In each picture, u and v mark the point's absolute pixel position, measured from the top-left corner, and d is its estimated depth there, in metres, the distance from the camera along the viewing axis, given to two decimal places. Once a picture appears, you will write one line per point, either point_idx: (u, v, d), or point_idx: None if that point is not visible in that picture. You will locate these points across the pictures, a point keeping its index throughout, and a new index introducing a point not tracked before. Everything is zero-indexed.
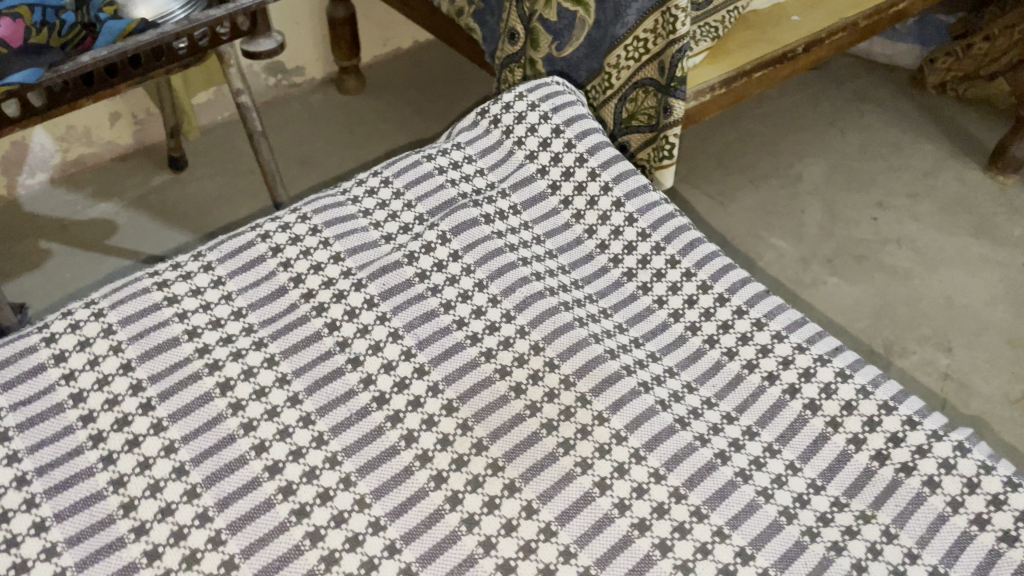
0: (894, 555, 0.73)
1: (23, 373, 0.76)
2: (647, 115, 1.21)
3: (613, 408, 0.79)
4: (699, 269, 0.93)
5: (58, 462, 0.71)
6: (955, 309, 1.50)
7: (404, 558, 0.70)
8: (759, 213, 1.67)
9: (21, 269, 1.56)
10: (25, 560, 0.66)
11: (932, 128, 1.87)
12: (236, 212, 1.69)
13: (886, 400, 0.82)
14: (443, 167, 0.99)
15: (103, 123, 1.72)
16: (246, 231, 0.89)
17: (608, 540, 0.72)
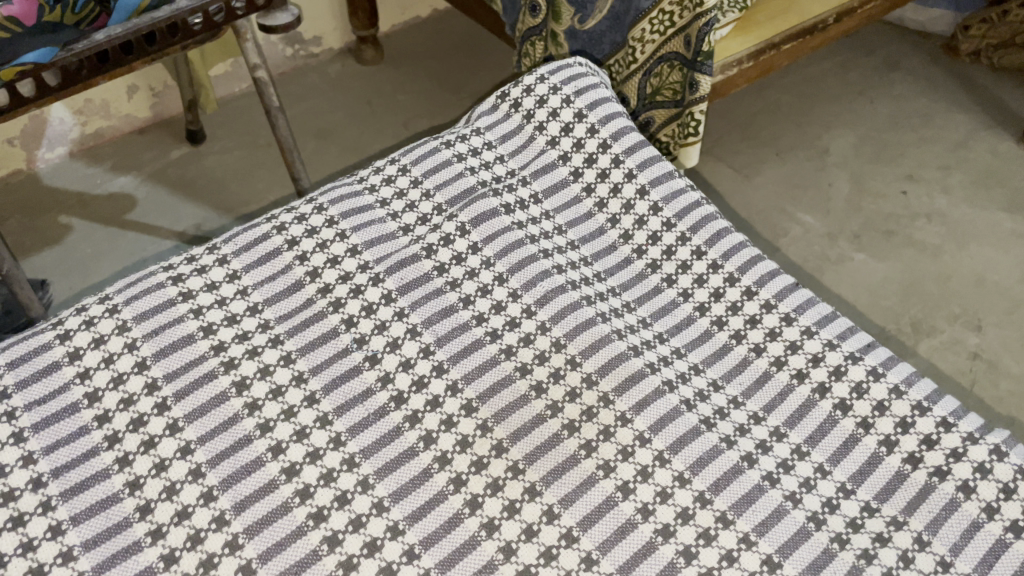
0: (926, 564, 0.70)
1: (37, 372, 0.75)
2: (673, 90, 1.16)
3: (637, 409, 0.78)
4: (726, 260, 0.91)
5: (74, 463, 0.70)
6: (987, 288, 1.45)
7: (423, 564, 0.69)
8: (785, 187, 1.63)
9: (41, 244, 1.55)
10: (42, 564, 0.66)
11: (966, 98, 1.81)
12: (253, 187, 1.67)
13: (919, 400, 0.79)
14: (462, 154, 0.96)
15: (120, 96, 1.71)
16: (262, 222, 0.87)
17: (630, 547, 0.70)
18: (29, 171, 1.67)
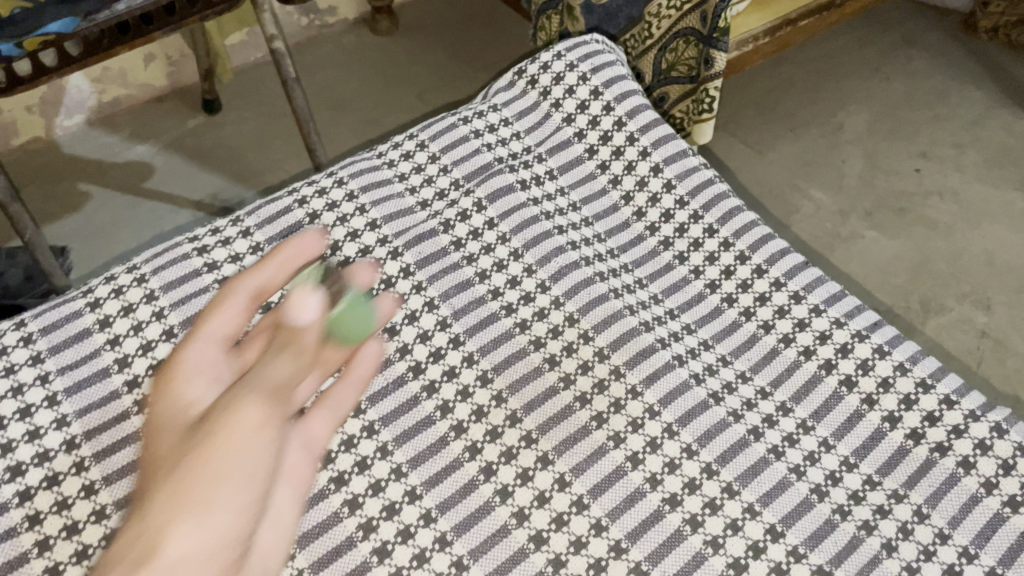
0: (925, 535, 0.72)
1: (68, 338, 0.77)
2: (688, 66, 1.18)
3: (648, 382, 0.80)
4: (738, 239, 0.92)
5: (105, 426, 0.73)
6: (997, 266, 1.46)
7: (440, 528, 0.71)
8: (798, 164, 1.64)
9: (61, 211, 1.58)
10: (77, 522, 0.69)
11: (982, 75, 1.80)
12: (269, 157, 1.69)
13: (923, 378, 0.81)
14: (479, 130, 0.98)
15: (137, 65, 1.72)
16: (283, 195, 0.90)
17: (639, 514, 0.73)
18: (48, 139, 1.69)
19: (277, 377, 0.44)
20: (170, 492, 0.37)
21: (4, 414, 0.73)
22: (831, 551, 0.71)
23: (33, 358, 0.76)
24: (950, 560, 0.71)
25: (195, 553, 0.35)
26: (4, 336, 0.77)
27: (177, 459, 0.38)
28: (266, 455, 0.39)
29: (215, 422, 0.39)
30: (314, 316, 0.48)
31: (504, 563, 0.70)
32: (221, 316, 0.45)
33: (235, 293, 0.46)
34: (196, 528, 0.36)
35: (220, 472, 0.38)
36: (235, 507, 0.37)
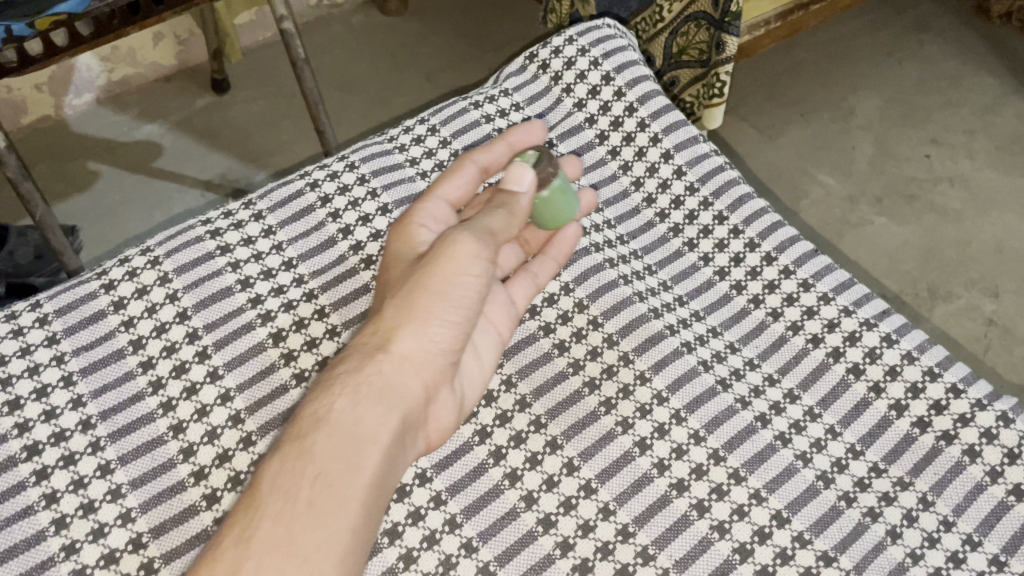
0: (930, 522, 0.73)
1: (83, 319, 0.78)
2: (699, 50, 1.17)
3: (656, 368, 0.81)
4: (747, 226, 0.92)
5: (120, 407, 0.74)
6: (1006, 254, 1.46)
7: (449, 510, 0.73)
8: (808, 149, 1.63)
9: (71, 190, 1.59)
10: (92, 501, 0.70)
11: (994, 60, 1.79)
12: (278, 137, 1.69)
13: (931, 366, 0.81)
14: (490, 115, 0.98)
15: (146, 43, 1.72)
16: (295, 178, 0.90)
17: (646, 499, 0.74)
18: (58, 118, 1.70)
19: (494, 228, 0.68)
20: (403, 311, 0.63)
21: (20, 393, 0.74)
22: (836, 538, 0.72)
23: (49, 338, 0.77)
24: (953, 548, 0.72)
25: (416, 353, 0.62)
26: (19, 316, 0.78)
27: (415, 280, 0.64)
28: (473, 288, 0.65)
29: (446, 257, 0.65)
30: (523, 193, 0.72)
31: (512, 546, 0.71)
32: (458, 179, 0.77)
33: (475, 163, 0.78)
34: (419, 333, 0.63)
35: (443, 294, 0.64)
36: (442, 324, 0.64)
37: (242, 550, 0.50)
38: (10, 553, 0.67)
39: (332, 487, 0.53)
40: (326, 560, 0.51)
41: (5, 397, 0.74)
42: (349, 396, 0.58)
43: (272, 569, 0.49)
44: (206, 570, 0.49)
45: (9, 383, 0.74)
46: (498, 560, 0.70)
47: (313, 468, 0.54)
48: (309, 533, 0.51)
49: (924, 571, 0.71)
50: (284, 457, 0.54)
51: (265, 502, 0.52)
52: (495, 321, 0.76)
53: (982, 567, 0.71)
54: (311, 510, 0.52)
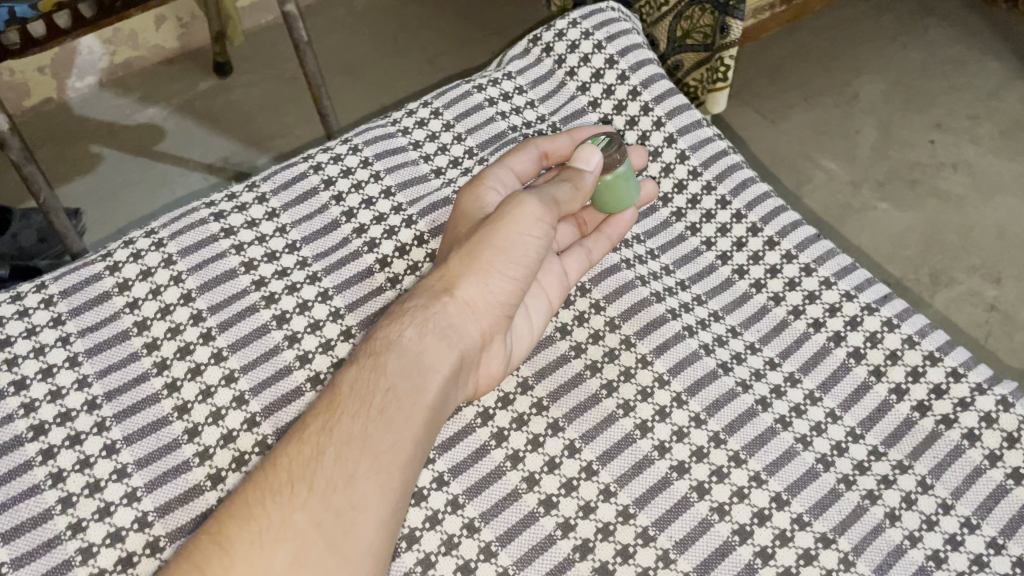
0: (928, 505, 0.74)
1: (89, 301, 0.79)
2: (703, 34, 1.16)
3: (658, 352, 0.82)
4: (750, 211, 0.92)
5: (125, 388, 0.75)
6: (1009, 240, 1.46)
7: (452, 491, 0.73)
8: (811, 134, 1.63)
9: (74, 173, 1.59)
10: (98, 480, 0.70)
11: (1000, 44, 1.78)
12: (280, 120, 1.68)
13: (931, 351, 0.81)
14: (493, 98, 0.98)
15: (148, 26, 1.72)
16: (298, 161, 0.91)
17: (647, 481, 0.74)
18: (61, 100, 1.70)
19: (559, 198, 0.76)
20: (464, 262, 0.73)
21: (26, 373, 0.75)
22: (836, 520, 0.72)
23: (55, 319, 0.78)
24: (952, 531, 0.72)
25: (475, 300, 0.73)
26: (25, 298, 0.79)
27: (481, 236, 0.74)
28: (532, 249, 0.74)
29: (508, 216, 0.74)
30: (591, 171, 0.79)
31: (514, 526, 0.72)
32: (524, 157, 0.84)
33: (537, 146, 0.85)
34: (479, 284, 0.73)
35: (504, 251, 0.73)
36: (500, 278, 0.73)
37: (325, 439, 0.63)
38: (17, 531, 0.68)
39: (400, 401, 0.66)
40: (392, 459, 0.63)
41: (12, 377, 0.74)
42: (416, 327, 0.70)
43: (347, 457, 0.62)
44: (297, 448, 0.63)
45: (16, 363, 0.75)
46: (499, 540, 0.71)
47: (385, 382, 0.66)
48: (379, 435, 0.64)
49: (922, 553, 0.71)
50: (362, 370, 0.67)
51: (345, 405, 0.65)
52: (547, 290, 0.81)
53: (980, 549, 0.71)
54: (382, 417, 0.64)
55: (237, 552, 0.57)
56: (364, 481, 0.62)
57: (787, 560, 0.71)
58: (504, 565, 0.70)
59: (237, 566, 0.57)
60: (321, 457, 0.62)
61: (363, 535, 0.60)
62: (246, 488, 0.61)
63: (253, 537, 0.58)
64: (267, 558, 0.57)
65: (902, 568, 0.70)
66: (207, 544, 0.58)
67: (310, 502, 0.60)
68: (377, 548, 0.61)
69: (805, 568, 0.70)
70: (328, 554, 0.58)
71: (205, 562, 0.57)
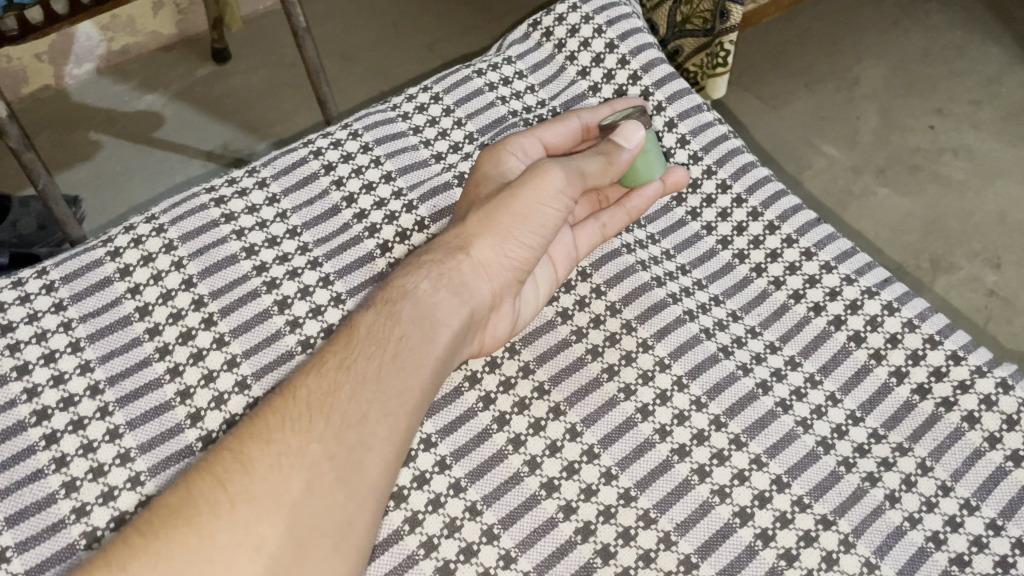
0: (928, 488, 0.74)
1: (90, 286, 0.79)
2: (703, 19, 1.16)
3: (658, 336, 0.82)
4: (750, 195, 0.92)
5: (128, 372, 0.75)
6: (1009, 224, 1.45)
7: (454, 474, 0.74)
8: (811, 119, 1.63)
9: (72, 159, 1.58)
10: (102, 465, 0.71)
11: (1001, 29, 1.77)
12: (279, 107, 1.68)
13: (931, 334, 0.81)
14: (493, 83, 0.98)
15: (146, 12, 1.71)
16: (299, 146, 0.91)
17: (648, 464, 0.75)
18: (58, 87, 1.69)
19: (586, 170, 0.77)
20: (483, 222, 0.75)
21: (28, 358, 0.75)
22: (836, 502, 0.73)
23: (56, 305, 0.78)
24: (951, 512, 0.72)
25: (490, 258, 0.75)
26: (26, 283, 0.79)
27: (503, 199, 0.75)
28: (551, 219, 0.76)
29: (532, 183, 0.75)
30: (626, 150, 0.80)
31: (516, 509, 0.72)
32: (559, 128, 0.86)
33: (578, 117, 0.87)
34: (494, 242, 0.75)
35: (522, 216, 0.75)
36: (518, 243, 0.75)
37: (341, 376, 0.67)
38: (22, 515, 0.68)
39: (412, 350, 0.69)
40: (402, 403, 0.67)
41: (14, 363, 0.74)
42: (432, 279, 0.73)
43: (362, 399, 0.66)
44: (314, 382, 0.67)
45: (18, 348, 0.75)
46: (501, 523, 0.71)
47: (399, 330, 0.69)
48: (392, 380, 0.67)
49: (922, 535, 0.72)
50: (378, 314, 0.70)
51: (362, 347, 0.68)
52: (554, 257, 0.83)
53: (980, 531, 0.72)
54: (395, 362, 0.68)
55: (256, 472, 0.62)
56: (375, 422, 0.65)
57: (787, 541, 0.71)
58: (507, 547, 0.70)
59: (255, 486, 0.61)
60: (336, 393, 0.66)
61: (370, 472, 0.64)
62: (266, 412, 0.65)
63: (271, 460, 0.62)
64: (283, 482, 0.62)
65: (901, 549, 0.71)
66: (228, 460, 0.63)
67: (324, 436, 0.64)
68: (382, 486, 0.64)
69: (805, 550, 0.71)
70: (337, 485, 0.62)
71: (227, 477, 0.62)
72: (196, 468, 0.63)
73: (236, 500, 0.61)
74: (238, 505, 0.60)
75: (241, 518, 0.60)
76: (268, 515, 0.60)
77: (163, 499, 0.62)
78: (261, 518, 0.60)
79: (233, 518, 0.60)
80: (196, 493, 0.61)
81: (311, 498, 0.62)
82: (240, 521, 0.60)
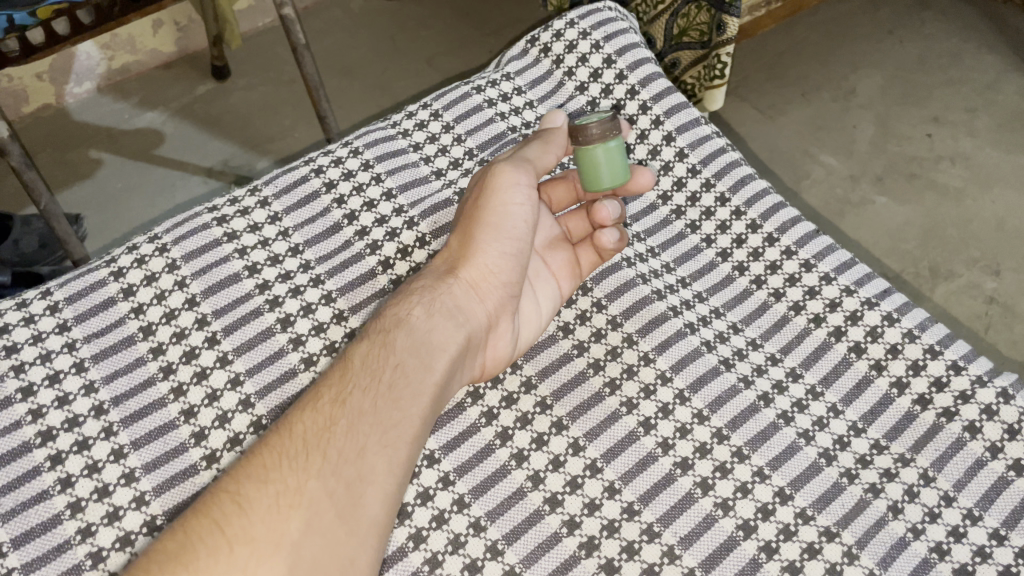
0: (931, 498, 0.74)
1: (94, 307, 0.80)
2: (700, 31, 1.19)
3: (659, 349, 0.82)
4: (749, 207, 0.93)
5: (132, 393, 0.76)
6: (1008, 231, 1.46)
7: (458, 490, 0.74)
8: (809, 128, 1.64)
9: (73, 178, 1.59)
10: (107, 485, 0.71)
11: (996, 36, 1.78)
12: (279, 123, 1.69)
13: (931, 344, 0.82)
14: (492, 100, 0.99)
15: (146, 30, 1.73)
16: (300, 165, 0.91)
17: (651, 478, 0.75)
18: (59, 106, 1.70)
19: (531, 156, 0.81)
20: (465, 244, 0.78)
21: (33, 380, 0.75)
22: (839, 514, 0.73)
23: (60, 326, 0.78)
24: (954, 523, 0.72)
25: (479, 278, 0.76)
26: (30, 305, 0.79)
27: (477, 216, 0.78)
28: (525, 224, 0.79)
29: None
30: (558, 129, 0.84)
31: (520, 525, 0.72)
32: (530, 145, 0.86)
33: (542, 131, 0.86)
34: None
35: (499, 227, 0.78)
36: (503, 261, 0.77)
37: (337, 410, 0.67)
38: (27, 537, 0.68)
39: (408, 378, 0.69)
40: (400, 434, 0.67)
41: (19, 384, 0.75)
42: (424, 307, 0.74)
43: (359, 430, 0.66)
44: (310, 418, 0.66)
45: (22, 369, 0.76)
46: (505, 539, 0.72)
47: (394, 359, 0.70)
48: (388, 410, 0.67)
49: (925, 545, 0.72)
50: (372, 346, 0.71)
51: (357, 378, 0.69)
52: (556, 274, 0.85)
53: (983, 541, 0.72)
54: (391, 392, 0.68)
55: (255, 513, 0.61)
56: (373, 454, 0.65)
57: (791, 554, 0.71)
58: (511, 563, 0.71)
59: (254, 527, 0.60)
60: (333, 427, 0.66)
61: (371, 505, 0.64)
62: (261, 451, 0.65)
63: (270, 499, 0.62)
64: (283, 521, 0.61)
65: (906, 560, 0.71)
66: (226, 502, 0.62)
67: (323, 471, 0.63)
68: (384, 520, 0.64)
69: (809, 562, 0.71)
70: (338, 522, 0.62)
71: (224, 519, 0.60)
72: (192, 511, 0.62)
73: (235, 543, 0.59)
74: (237, 548, 0.59)
75: (241, 561, 0.59)
76: (270, 556, 0.59)
77: (158, 545, 0.60)
78: (261, 559, 0.59)
79: (231, 562, 0.58)
80: (193, 537, 0.60)
81: (312, 536, 0.61)
82: (240, 565, 0.58)
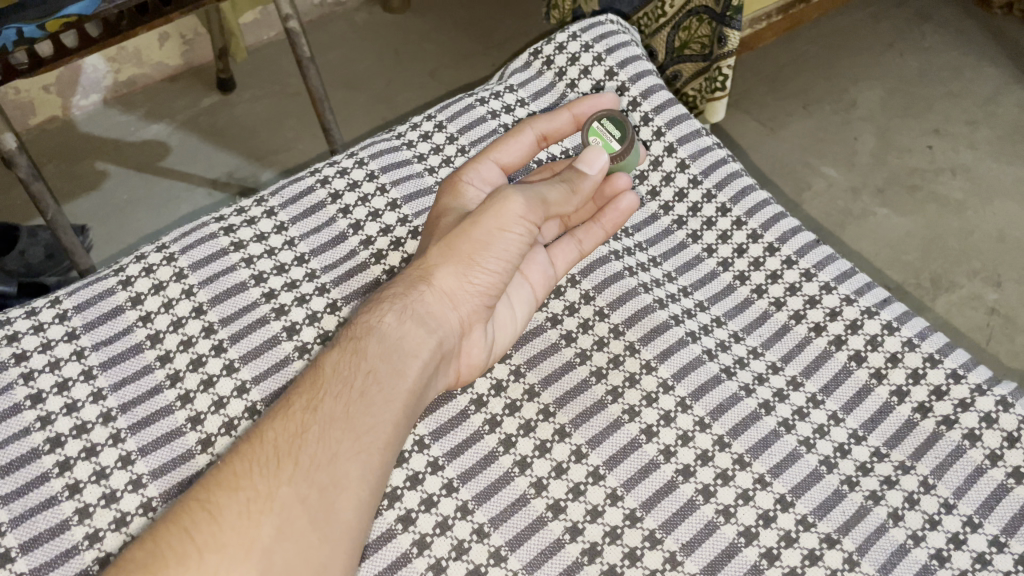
0: (931, 506, 0.74)
1: (103, 315, 0.81)
2: (701, 44, 1.20)
3: (661, 357, 0.83)
4: (750, 218, 0.94)
5: (139, 400, 0.76)
6: (1008, 243, 1.47)
7: (461, 497, 0.75)
8: (809, 139, 1.65)
9: (79, 189, 1.61)
10: (114, 491, 0.72)
11: (996, 50, 1.79)
12: (282, 135, 1.70)
13: (931, 353, 0.82)
14: (495, 111, 1.00)
15: (152, 44, 1.74)
16: (306, 175, 0.93)
17: (653, 485, 0.75)
18: (66, 118, 1.72)
19: (548, 199, 0.78)
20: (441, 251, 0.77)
21: (42, 387, 0.76)
22: (840, 521, 0.74)
23: (69, 334, 0.79)
24: (954, 530, 0.73)
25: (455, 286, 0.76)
26: (39, 313, 0.80)
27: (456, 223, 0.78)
28: (513, 243, 0.76)
29: (492, 209, 0.76)
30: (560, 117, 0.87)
31: (524, 531, 0.73)
32: (515, 145, 0.87)
33: (533, 129, 0.87)
34: (458, 273, 0.76)
35: (485, 243, 0.75)
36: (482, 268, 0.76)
37: (309, 418, 0.67)
38: (35, 542, 0.69)
39: (380, 386, 0.70)
40: (373, 441, 0.67)
41: (28, 391, 0.76)
42: (397, 313, 0.74)
43: (330, 438, 0.66)
44: (281, 425, 0.67)
45: (31, 377, 0.76)
46: (509, 545, 0.72)
47: (366, 365, 0.70)
48: (360, 417, 0.68)
49: (925, 552, 0.72)
50: (344, 352, 0.72)
51: (329, 386, 0.69)
52: (532, 279, 0.83)
53: (982, 547, 0.72)
54: (363, 399, 0.69)
55: (225, 521, 0.62)
56: (345, 460, 0.66)
57: (791, 560, 0.72)
58: (513, 569, 0.71)
59: (223, 534, 0.61)
60: (305, 435, 0.66)
61: (342, 512, 0.64)
62: (233, 459, 0.66)
63: (239, 507, 0.62)
64: (253, 527, 0.61)
65: (907, 566, 0.71)
66: (196, 509, 0.63)
67: (294, 478, 0.64)
68: (356, 524, 0.65)
69: (810, 568, 0.71)
70: (310, 528, 0.63)
71: (194, 526, 0.61)
72: (163, 521, 0.63)
73: (205, 550, 0.60)
74: (207, 555, 0.60)
75: (210, 568, 0.59)
76: (239, 563, 0.60)
77: (130, 554, 0.61)
78: (232, 566, 0.60)
79: (201, 568, 0.59)
80: (162, 545, 0.61)
81: (283, 543, 0.61)
82: (210, 571, 0.59)
